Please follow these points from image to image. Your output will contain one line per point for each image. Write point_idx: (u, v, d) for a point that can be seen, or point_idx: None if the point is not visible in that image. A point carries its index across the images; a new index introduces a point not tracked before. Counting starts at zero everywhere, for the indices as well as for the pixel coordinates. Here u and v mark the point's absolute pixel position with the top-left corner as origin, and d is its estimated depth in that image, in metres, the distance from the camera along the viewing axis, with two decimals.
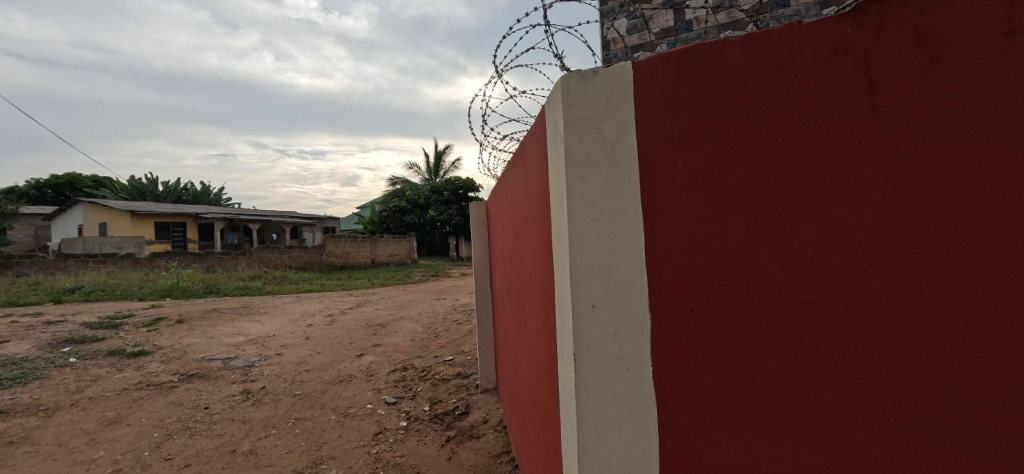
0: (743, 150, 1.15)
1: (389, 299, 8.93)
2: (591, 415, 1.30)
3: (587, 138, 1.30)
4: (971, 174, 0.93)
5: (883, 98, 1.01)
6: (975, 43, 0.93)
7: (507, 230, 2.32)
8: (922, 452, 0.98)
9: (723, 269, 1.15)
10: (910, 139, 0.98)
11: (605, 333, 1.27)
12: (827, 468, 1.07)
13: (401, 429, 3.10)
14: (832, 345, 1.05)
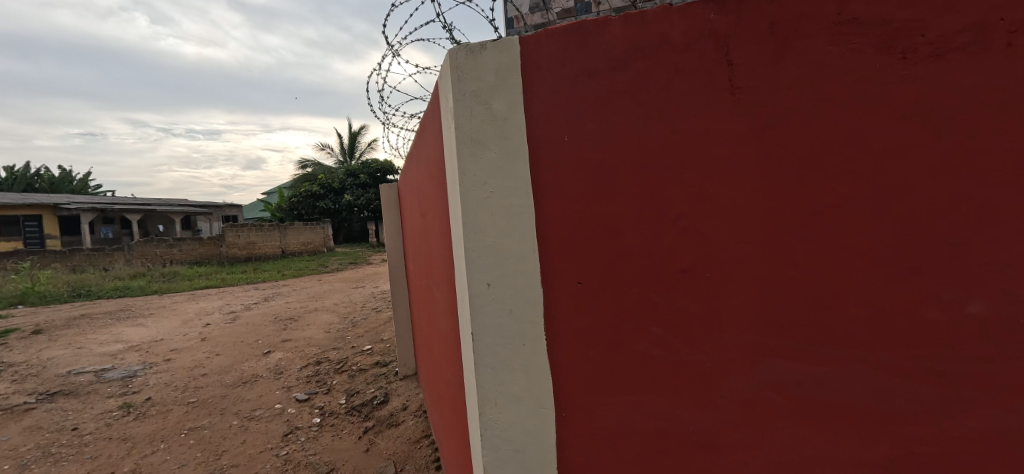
0: (625, 125, 1.17)
1: (301, 291, 8.35)
2: (491, 391, 1.32)
3: (478, 116, 1.28)
4: (807, 149, 1.05)
5: (740, 80, 1.10)
6: (809, 34, 1.05)
7: (415, 212, 2.25)
8: (772, 395, 1.10)
9: (609, 242, 1.18)
10: (762, 117, 1.07)
11: (501, 311, 1.28)
12: (698, 420, 1.16)
13: (315, 425, 2.94)
14: (702, 308, 1.13)
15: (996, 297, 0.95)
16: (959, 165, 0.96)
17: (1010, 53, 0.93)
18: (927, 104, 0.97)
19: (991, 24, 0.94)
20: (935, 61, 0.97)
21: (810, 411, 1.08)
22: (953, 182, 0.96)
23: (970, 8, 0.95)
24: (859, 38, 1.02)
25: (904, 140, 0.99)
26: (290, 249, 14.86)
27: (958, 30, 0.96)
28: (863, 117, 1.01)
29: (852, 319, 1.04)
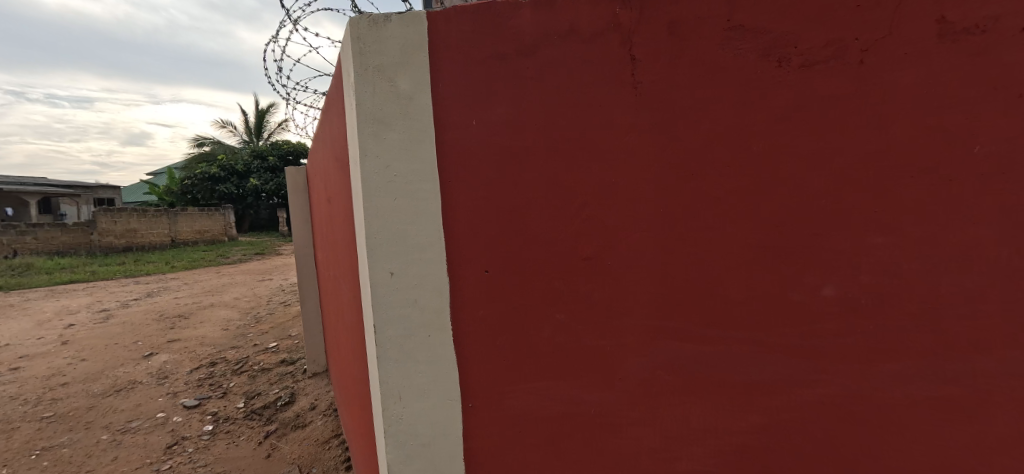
0: (532, 111, 1.15)
1: (194, 285, 7.45)
2: (395, 385, 1.25)
3: (381, 94, 1.19)
4: (700, 144, 1.10)
5: (642, 75, 1.12)
6: (702, 36, 1.10)
7: (322, 198, 2.09)
8: (665, 375, 1.16)
9: (516, 230, 1.16)
10: (661, 112, 1.11)
11: (405, 301, 1.22)
12: (599, 403, 1.19)
13: (206, 434, 2.64)
14: (603, 294, 1.15)
15: (844, 280, 1.08)
16: (819, 165, 1.08)
17: (861, 69, 1.06)
18: (797, 109, 1.08)
19: (847, 42, 1.07)
20: (805, 71, 1.08)
21: (698, 388, 1.15)
22: (815, 179, 1.08)
23: (832, 27, 1.07)
24: (747, 44, 1.09)
25: (780, 140, 1.09)
26: (181, 239, 13.18)
27: (823, 45, 1.07)
28: (747, 117, 1.09)
29: (734, 303, 1.11)
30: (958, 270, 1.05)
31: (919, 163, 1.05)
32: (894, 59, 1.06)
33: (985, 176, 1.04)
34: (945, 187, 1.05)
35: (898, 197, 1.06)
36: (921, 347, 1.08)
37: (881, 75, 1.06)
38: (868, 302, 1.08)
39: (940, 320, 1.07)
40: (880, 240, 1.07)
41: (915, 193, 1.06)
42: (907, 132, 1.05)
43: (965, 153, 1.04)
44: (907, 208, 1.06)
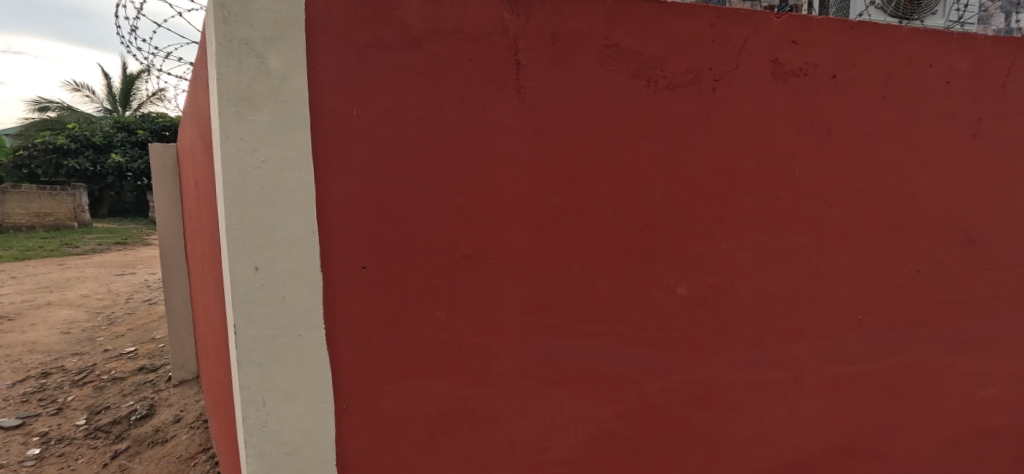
0: (416, 106, 1.13)
1: (22, 279, 6.13)
2: (258, 393, 1.10)
3: (247, 67, 1.02)
4: (576, 151, 1.17)
5: (526, 81, 1.15)
6: (583, 49, 1.16)
7: (189, 181, 1.84)
8: (538, 369, 1.21)
9: (396, 225, 1.13)
10: (542, 117, 1.16)
11: (272, 300, 1.09)
12: (477, 398, 1.21)
13: (30, 459, 2.19)
14: (483, 292, 1.17)
15: (695, 281, 1.22)
16: (678, 177, 1.19)
17: (713, 96, 1.20)
18: (660, 126, 1.19)
19: (703, 70, 1.20)
20: (668, 92, 1.19)
21: (568, 380, 1.22)
22: (673, 189, 1.20)
23: (691, 55, 1.19)
24: (620, 62, 1.18)
25: (646, 153, 1.19)
26: (2, 221, 10.91)
27: (684, 71, 1.20)
28: (618, 129, 1.18)
29: (602, 300, 1.20)
30: (781, 273, 1.24)
31: (756, 180, 1.21)
32: (739, 90, 1.21)
33: (801, 195, 1.23)
34: (774, 202, 1.22)
35: (738, 209, 1.22)
36: (753, 339, 1.25)
37: (729, 102, 1.20)
38: (713, 301, 1.23)
39: (766, 315, 1.25)
40: (724, 246, 1.22)
41: (752, 206, 1.22)
42: (747, 153, 1.21)
43: (789, 175, 1.22)
44: (745, 219, 1.22)
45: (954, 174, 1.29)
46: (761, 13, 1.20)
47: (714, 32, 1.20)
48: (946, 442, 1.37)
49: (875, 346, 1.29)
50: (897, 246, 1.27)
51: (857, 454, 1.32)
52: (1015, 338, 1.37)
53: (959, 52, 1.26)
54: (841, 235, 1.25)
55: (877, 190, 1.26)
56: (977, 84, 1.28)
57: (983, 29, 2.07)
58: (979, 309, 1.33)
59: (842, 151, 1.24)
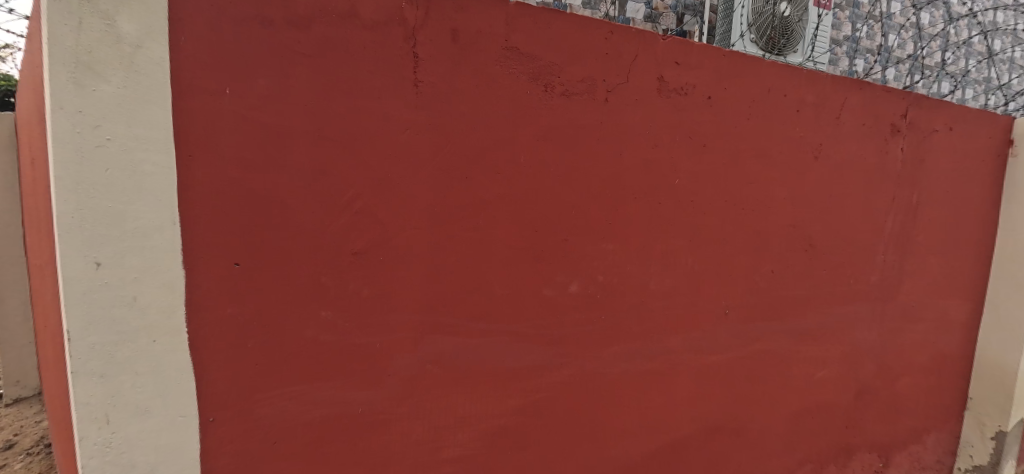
0: (301, 91, 1.04)
1: None
2: (99, 409, 0.94)
3: (88, 29, 0.86)
4: (475, 150, 1.17)
5: (424, 75, 1.13)
6: (483, 50, 1.17)
7: (27, 158, 1.54)
8: (433, 368, 1.19)
9: (275, 217, 1.05)
10: (439, 113, 1.14)
11: (118, 302, 0.93)
12: (367, 400, 1.16)
13: None
14: (374, 290, 1.13)
15: (586, 279, 1.28)
16: (572, 180, 1.25)
17: (605, 105, 1.28)
18: (556, 130, 1.24)
19: (597, 81, 1.27)
20: (564, 98, 1.24)
21: (464, 378, 1.22)
22: (567, 192, 1.25)
23: (586, 66, 1.26)
24: (520, 66, 1.20)
25: (542, 155, 1.23)
26: None
27: (579, 80, 1.26)
28: (516, 131, 1.20)
29: (497, 298, 1.22)
30: (662, 273, 1.35)
31: (642, 186, 1.31)
32: (629, 102, 1.29)
33: (680, 202, 1.35)
34: (656, 208, 1.33)
35: (626, 213, 1.30)
36: (637, 333, 1.35)
37: (619, 113, 1.29)
38: (602, 298, 1.31)
39: (648, 312, 1.35)
40: (612, 247, 1.30)
41: (638, 210, 1.31)
42: (634, 161, 1.30)
43: (670, 183, 1.34)
44: (632, 223, 1.31)
45: (802, 189, 1.50)
46: (649, 33, 1.30)
47: (607, 46, 1.27)
48: (792, 418, 1.60)
49: (738, 338, 1.47)
50: (756, 250, 1.46)
51: (723, 433, 1.49)
52: (844, 328, 1.64)
53: (808, 84, 1.47)
54: (712, 240, 1.40)
55: (742, 200, 1.42)
56: (821, 113, 1.50)
57: (833, 70, 2.46)
58: (818, 304, 1.57)
59: (715, 165, 1.38)
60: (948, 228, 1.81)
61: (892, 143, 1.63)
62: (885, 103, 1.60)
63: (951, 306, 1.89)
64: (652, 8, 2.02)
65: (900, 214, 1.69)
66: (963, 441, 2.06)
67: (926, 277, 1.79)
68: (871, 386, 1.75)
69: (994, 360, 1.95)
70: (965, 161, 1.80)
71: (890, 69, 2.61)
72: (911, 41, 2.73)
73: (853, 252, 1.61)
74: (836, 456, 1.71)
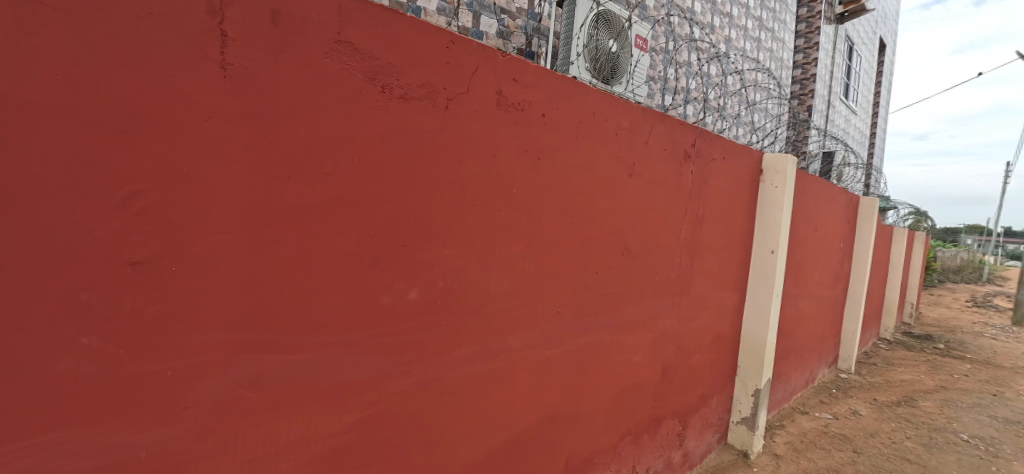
0: (49, 42, 0.73)
1: None
2: None
3: None
4: (300, 147, 1.05)
5: (234, 56, 0.94)
6: (312, 38, 1.05)
7: None
8: (246, 393, 1.02)
9: (4, 216, 0.71)
10: (258, 102, 0.98)
11: None
12: (156, 446, 0.90)
13: None
14: (165, 309, 0.89)
15: (425, 285, 1.29)
16: (411, 185, 1.24)
17: (446, 113, 1.30)
18: (395, 134, 1.20)
19: (437, 89, 1.28)
20: (402, 102, 1.22)
21: (289, 400, 1.08)
22: (407, 197, 1.23)
23: (426, 72, 1.26)
24: (354, 62, 1.13)
25: (380, 158, 1.18)
26: None
27: (418, 85, 1.25)
28: (351, 130, 1.13)
29: (326, 308, 1.12)
30: (501, 276, 1.44)
31: (482, 194, 1.37)
32: (469, 113, 1.34)
33: (517, 210, 1.45)
34: (495, 215, 1.40)
35: (466, 219, 1.34)
36: (477, 334, 1.40)
37: (459, 121, 1.32)
38: (442, 303, 1.32)
39: (488, 314, 1.42)
40: (453, 253, 1.33)
41: (478, 217, 1.37)
42: (473, 169, 1.35)
43: (508, 192, 1.43)
44: (471, 229, 1.36)
45: (619, 201, 1.75)
46: (489, 49, 1.37)
47: (448, 55, 1.30)
48: (614, 399, 1.84)
49: (569, 333, 1.63)
50: (583, 253, 1.65)
51: (557, 420, 1.64)
52: (652, 318, 1.96)
53: (624, 112, 1.73)
54: (546, 245, 1.54)
55: (571, 209, 1.59)
56: (634, 137, 1.77)
57: (649, 103, 2.95)
58: (632, 300, 1.85)
59: (549, 176, 1.52)
60: (723, 234, 2.31)
61: (685, 166, 2.02)
62: (680, 134, 1.97)
63: (726, 296, 2.42)
64: (504, 26, 2.23)
65: (691, 223, 2.09)
66: (735, 400, 2.64)
67: (709, 274, 2.25)
68: (673, 364, 2.12)
69: (752, 336, 2.56)
70: (734, 183, 2.32)
71: (686, 109, 3.27)
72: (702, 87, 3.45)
73: (658, 254, 1.94)
74: (648, 427, 2.03)
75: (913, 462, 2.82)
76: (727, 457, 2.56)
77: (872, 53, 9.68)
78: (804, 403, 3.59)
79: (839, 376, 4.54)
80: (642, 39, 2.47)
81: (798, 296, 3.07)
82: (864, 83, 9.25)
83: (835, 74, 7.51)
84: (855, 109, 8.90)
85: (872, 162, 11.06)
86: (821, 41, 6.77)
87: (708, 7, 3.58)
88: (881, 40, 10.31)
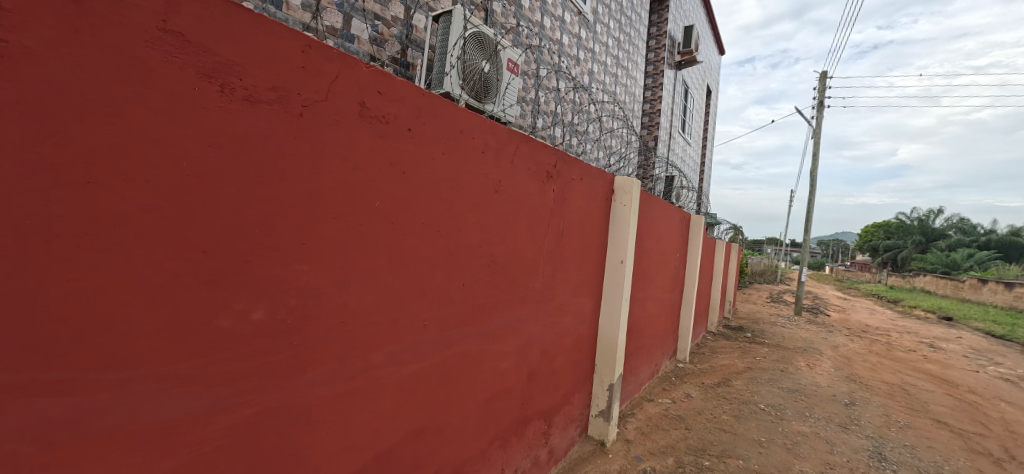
0: None
1: None
2: None
3: None
4: (108, 149, 0.87)
5: (9, 32, 0.75)
6: (129, 21, 0.88)
7: None
8: (18, 448, 0.81)
9: None
10: (43, 91, 0.79)
11: None
12: None
13: None
14: None
15: (272, 304, 1.18)
16: (257, 195, 1.12)
17: (300, 121, 1.20)
18: (237, 139, 1.07)
19: (290, 94, 1.18)
20: (247, 105, 1.08)
21: (87, 450, 0.89)
22: (251, 209, 1.11)
23: (279, 75, 1.15)
24: (186, 55, 0.97)
25: (219, 165, 1.04)
26: None
27: (269, 88, 1.13)
28: (180, 131, 0.97)
29: (142, 338, 0.95)
30: (362, 292, 1.40)
31: (340, 207, 1.31)
32: (327, 122, 1.27)
33: (380, 225, 1.43)
34: (356, 229, 1.36)
35: (323, 234, 1.28)
36: (335, 353, 1.34)
37: (315, 130, 1.24)
38: (293, 322, 1.23)
39: (347, 331, 1.37)
40: (307, 268, 1.25)
41: (336, 230, 1.31)
42: (333, 182, 1.29)
43: (371, 205, 1.40)
44: (330, 244, 1.30)
45: (485, 216, 1.85)
46: (351, 58, 1.32)
47: (304, 60, 1.20)
48: (480, 406, 1.93)
49: (434, 345, 1.67)
50: (449, 266, 1.70)
51: (421, 433, 1.65)
52: (517, 325, 2.10)
53: (490, 132, 1.84)
54: (410, 259, 1.54)
55: (437, 223, 1.63)
56: (500, 156, 1.90)
57: (519, 123, 3.16)
58: (498, 309, 1.96)
59: (414, 190, 1.53)
60: (582, 247, 2.59)
61: (548, 184, 2.22)
62: (542, 156, 2.16)
63: (585, 302, 2.70)
64: (377, 32, 2.25)
65: (553, 237, 2.30)
66: (593, 396, 2.94)
67: (570, 282, 2.50)
68: (538, 367, 2.29)
69: (606, 336, 2.89)
70: (590, 201, 2.62)
71: (552, 130, 3.60)
72: (568, 112, 3.82)
73: (522, 266, 2.10)
74: (515, 429, 2.15)
75: (727, 431, 3.47)
76: (587, 448, 2.84)
77: (702, 96, 11.83)
78: (650, 391, 4.16)
79: (677, 366, 5.35)
80: (513, 63, 2.62)
81: (644, 299, 3.58)
82: (696, 121, 11.23)
83: (675, 111, 8.97)
84: (690, 141, 10.72)
85: (702, 185, 13.43)
86: (665, 82, 8.02)
87: (574, 41, 4.00)
88: (709, 87, 12.57)
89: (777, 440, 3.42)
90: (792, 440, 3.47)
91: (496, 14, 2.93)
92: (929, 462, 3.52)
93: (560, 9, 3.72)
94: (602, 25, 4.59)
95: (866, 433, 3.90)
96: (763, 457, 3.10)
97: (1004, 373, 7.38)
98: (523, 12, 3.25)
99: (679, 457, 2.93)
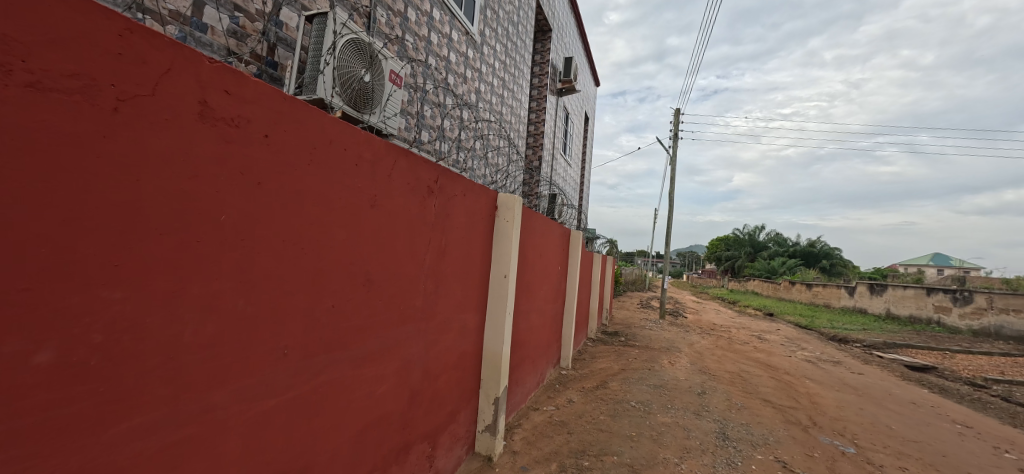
0: None
1: None
2: None
3: None
4: None
5: None
6: None
7: None
8: None
9: None
10: None
11: None
12: None
13: None
14: None
15: (67, 343, 0.93)
16: (44, 206, 0.87)
17: (114, 118, 0.97)
18: (12, 134, 0.83)
19: (99, 84, 0.95)
20: (30, 92, 0.85)
21: None
22: (34, 224, 0.86)
23: (84, 59, 0.92)
24: None
25: None
26: None
27: (66, 73, 0.90)
28: None
29: None
30: (200, 321, 1.19)
31: (173, 222, 1.10)
32: (154, 120, 1.05)
33: (224, 243, 1.24)
34: (195, 247, 1.16)
35: (147, 254, 1.06)
36: (162, 398, 1.11)
37: (137, 131, 1.02)
38: (98, 365, 0.98)
39: (180, 369, 1.15)
40: (121, 297, 1.01)
41: (166, 249, 1.09)
42: (161, 192, 1.07)
43: (214, 219, 1.21)
44: (157, 266, 1.08)
45: (358, 232, 1.74)
46: (190, 49, 1.13)
47: (121, 45, 0.99)
48: (354, 436, 1.78)
49: (295, 375, 1.50)
50: (314, 287, 1.56)
51: None
52: (396, 346, 2.02)
53: (365, 144, 1.76)
54: (264, 281, 1.37)
55: (300, 239, 1.49)
56: (375, 170, 1.82)
57: (403, 136, 3.10)
58: (374, 330, 1.86)
59: (271, 203, 1.38)
60: (465, 261, 2.61)
61: (428, 200, 2.19)
62: (422, 171, 2.13)
63: (469, 317, 2.72)
64: (238, 25, 2.03)
65: (435, 253, 2.28)
66: (480, 411, 2.95)
67: (453, 299, 2.49)
68: (420, 388, 2.22)
69: (491, 350, 2.94)
70: (474, 216, 2.67)
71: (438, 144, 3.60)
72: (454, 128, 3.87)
73: (401, 284, 2.02)
74: (395, 456, 2.04)
75: (604, 430, 3.76)
76: (474, 465, 2.82)
77: (581, 122, 13.03)
78: (536, 400, 4.32)
79: (561, 374, 5.67)
80: (396, 75, 2.56)
81: (528, 311, 3.74)
82: (576, 144, 12.32)
83: (557, 134, 9.72)
84: (571, 162, 11.70)
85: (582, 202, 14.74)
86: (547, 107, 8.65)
87: (461, 60, 4.09)
88: (586, 115, 13.89)
89: (645, 433, 3.82)
90: (657, 431, 3.90)
91: (379, 23, 2.86)
92: (758, 435, 4.25)
93: (448, 27, 3.78)
94: (488, 48, 4.78)
95: (714, 417, 4.57)
96: (634, 450, 3.42)
97: (807, 356, 9.34)
98: (409, 24, 3.23)
99: (562, 461, 3.08)
